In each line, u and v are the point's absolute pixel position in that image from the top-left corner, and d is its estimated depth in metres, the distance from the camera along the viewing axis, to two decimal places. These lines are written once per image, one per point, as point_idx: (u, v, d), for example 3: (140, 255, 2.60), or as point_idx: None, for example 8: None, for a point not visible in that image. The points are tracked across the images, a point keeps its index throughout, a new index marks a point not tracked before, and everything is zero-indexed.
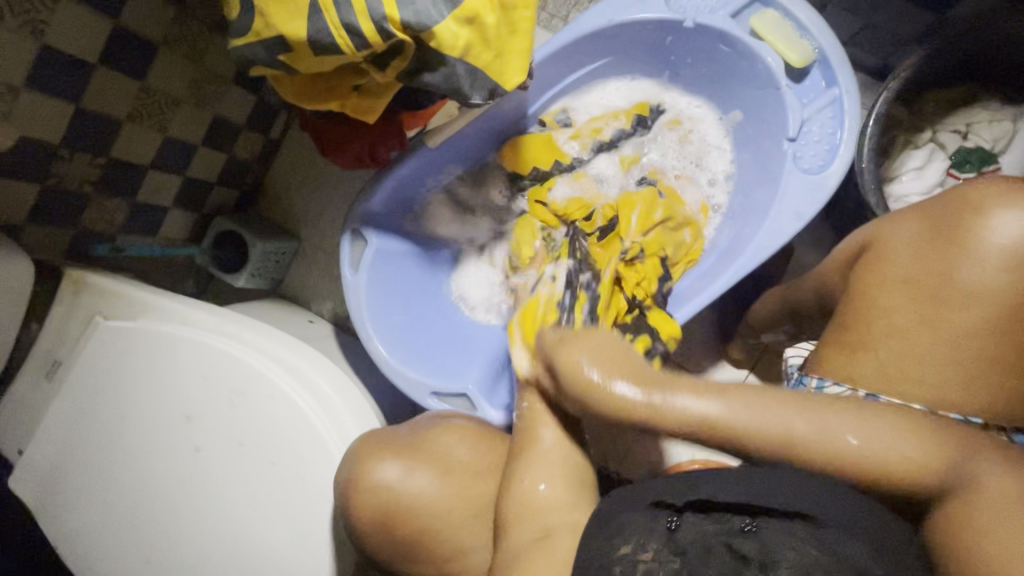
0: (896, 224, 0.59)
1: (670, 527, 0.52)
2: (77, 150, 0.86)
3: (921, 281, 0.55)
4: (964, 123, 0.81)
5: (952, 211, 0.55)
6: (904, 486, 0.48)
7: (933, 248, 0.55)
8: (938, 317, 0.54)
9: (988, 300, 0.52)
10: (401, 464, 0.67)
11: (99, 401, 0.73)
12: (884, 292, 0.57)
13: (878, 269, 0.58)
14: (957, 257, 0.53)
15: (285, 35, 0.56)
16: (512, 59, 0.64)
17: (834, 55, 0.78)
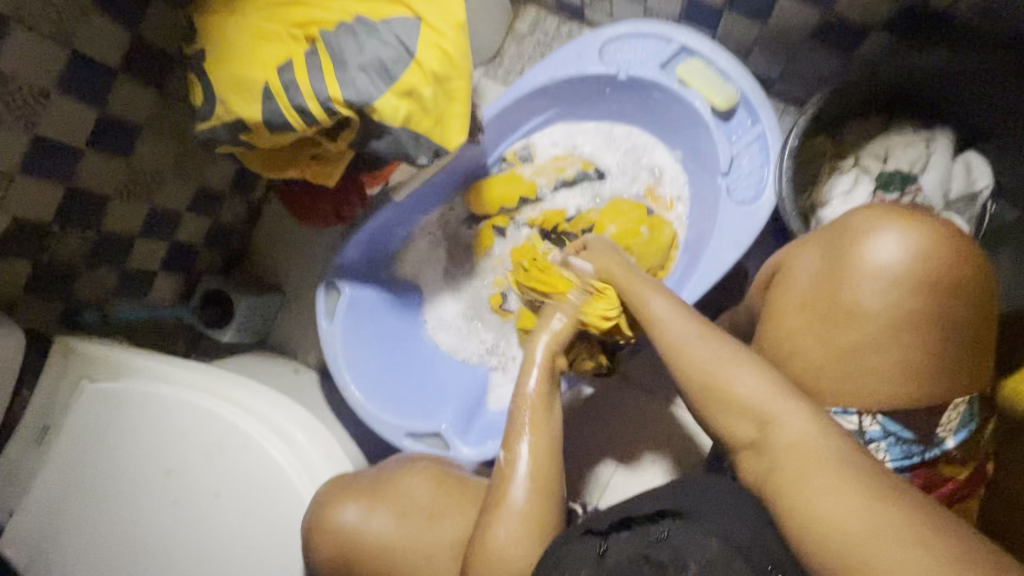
0: (799, 252, 0.63)
1: (600, 552, 0.56)
2: (69, 226, 0.92)
3: (819, 302, 0.59)
4: (883, 148, 0.87)
5: (843, 237, 0.59)
6: (800, 467, 0.52)
7: (826, 274, 0.59)
8: (837, 337, 0.57)
9: (873, 319, 0.56)
10: (360, 506, 0.70)
11: (85, 460, 0.77)
12: (788, 316, 0.61)
13: (786, 291, 0.62)
14: (844, 280, 0.58)
15: (244, 118, 0.64)
16: (452, 122, 0.71)
17: (754, 96, 0.85)
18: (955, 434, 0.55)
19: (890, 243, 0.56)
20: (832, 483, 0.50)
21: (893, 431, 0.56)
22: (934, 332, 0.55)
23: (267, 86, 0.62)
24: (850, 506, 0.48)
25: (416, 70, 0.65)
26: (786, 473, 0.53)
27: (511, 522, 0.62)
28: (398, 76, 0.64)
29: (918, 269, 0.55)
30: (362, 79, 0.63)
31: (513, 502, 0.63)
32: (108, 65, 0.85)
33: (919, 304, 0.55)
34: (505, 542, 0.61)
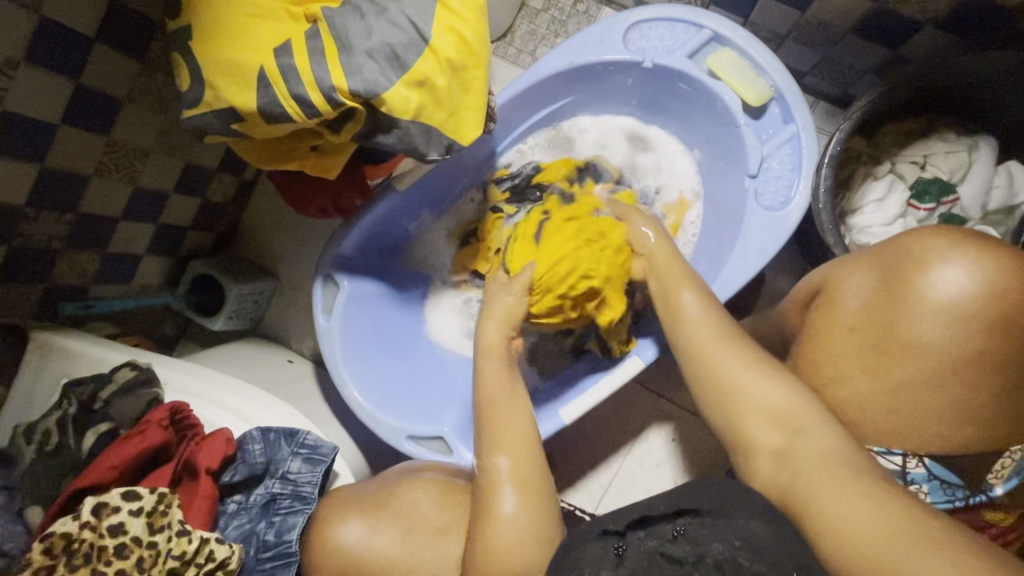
0: (853, 272, 0.61)
1: (617, 554, 0.50)
2: (44, 208, 0.85)
3: (871, 330, 0.57)
4: (921, 154, 0.82)
5: (902, 261, 0.57)
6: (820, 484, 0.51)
7: (882, 301, 0.57)
8: (885, 367, 0.56)
9: (923, 350, 0.55)
10: (364, 522, 0.64)
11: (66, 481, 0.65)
12: (833, 339, 0.60)
13: (833, 315, 0.60)
14: (902, 310, 0.56)
15: (236, 107, 0.57)
16: (466, 116, 0.64)
17: (790, 93, 0.79)
18: (1004, 481, 0.55)
19: (957, 273, 0.54)
20: (848, 483, 0.51)
21: (936, 474, 0.56)
22: (970, 372, 0.54)
23: (262, 72, 0.55)
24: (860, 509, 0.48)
25: (430, 57, 0.58)
26: (805, 475, 0.53)
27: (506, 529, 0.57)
28: (411, 65, 0.57)
29: (974, 302, 0.53)
30: (369, 67, 0.56)
31: (503, 514, 0.59)
32: (81, 32, 0.77)
33: (985, 341, 0.53)
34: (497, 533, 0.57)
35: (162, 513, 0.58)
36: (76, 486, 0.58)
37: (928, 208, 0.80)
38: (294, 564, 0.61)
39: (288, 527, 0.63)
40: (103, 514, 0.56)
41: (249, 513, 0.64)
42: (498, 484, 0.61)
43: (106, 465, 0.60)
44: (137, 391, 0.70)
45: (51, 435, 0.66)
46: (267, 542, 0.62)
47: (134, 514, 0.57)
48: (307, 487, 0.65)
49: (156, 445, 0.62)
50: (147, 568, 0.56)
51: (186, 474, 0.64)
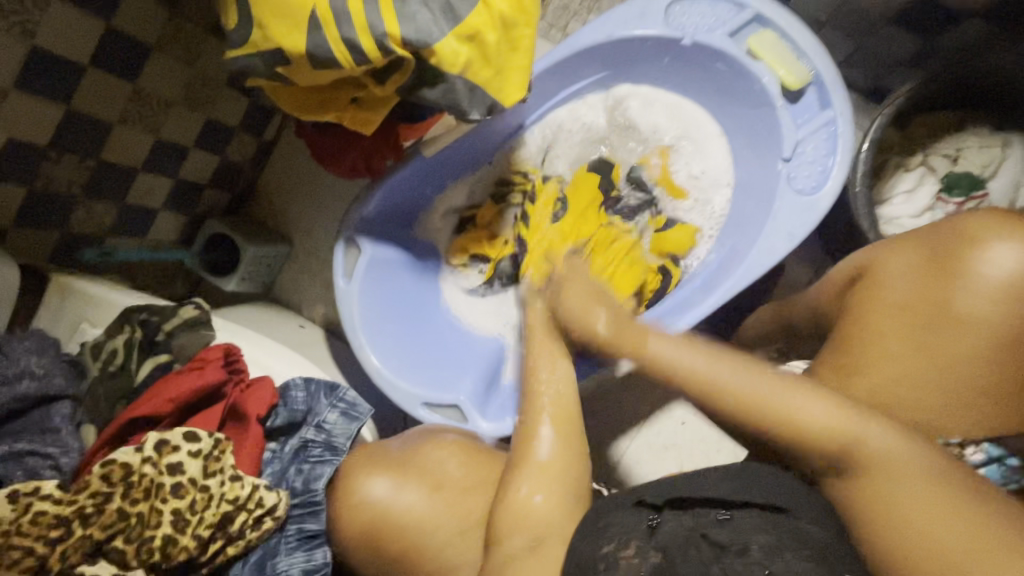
0: (896, 252, 0.60)
1: (651, 526, 0.53)
2: (66, 151, 0.84)
3: (918, 308, 0.56)
4: (954, 147, 0.82)
5: (953, 240, 0.56)
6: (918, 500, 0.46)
7: (931, 280, 0.56)
8: (933, 344, 0.55)
9: (978, 327, 0.53)
10: (391, 478, 0.62)
11: (122, 404, 0.61)
12: (880, 317, 0.58)
13: (877, 295, 0.59)
14: (953, 286, 0.54)
15: (283, 49, 0.56)
16: (512, 77, 0.63)
17: (830, 78, 0.79)
18: None
19: (1011, 253, 0.53)
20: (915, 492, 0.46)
21: (995, 458, 0.52)
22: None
23: (313, 14, 0.54)
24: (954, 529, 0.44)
25: (482, 11, 0.57)
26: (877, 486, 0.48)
27: (540, 481, 0.56)
28: (463, 17, 0.57)
29: None
30: (422, 15, 0.55)
31: (539, 455, 0.57)
32: None
33: None
34: (531, 499, 0.55)
35: (216, 459, 0.54)
36: (134, 412, 0.56)
37: (956, 203, 0.81)
38: (321, 512, 0.60)
39: (315, 476, 0.61)
40: (163, 450, 0.52)
41: (281, 460, 0.63)
42: (535, 426, 0.59)
43: (164, 396, 0.56)
44: (195, 330, 0.65)
45: (117, 355, 0.62)
46: (295, 489, 0.61)
47: (192, 454, 0.52)
48: (341, 438, 0.64)
49: (212, 385, 0.58)
50: (198, 510, 0.51)
51: (232, 417, 0.60)
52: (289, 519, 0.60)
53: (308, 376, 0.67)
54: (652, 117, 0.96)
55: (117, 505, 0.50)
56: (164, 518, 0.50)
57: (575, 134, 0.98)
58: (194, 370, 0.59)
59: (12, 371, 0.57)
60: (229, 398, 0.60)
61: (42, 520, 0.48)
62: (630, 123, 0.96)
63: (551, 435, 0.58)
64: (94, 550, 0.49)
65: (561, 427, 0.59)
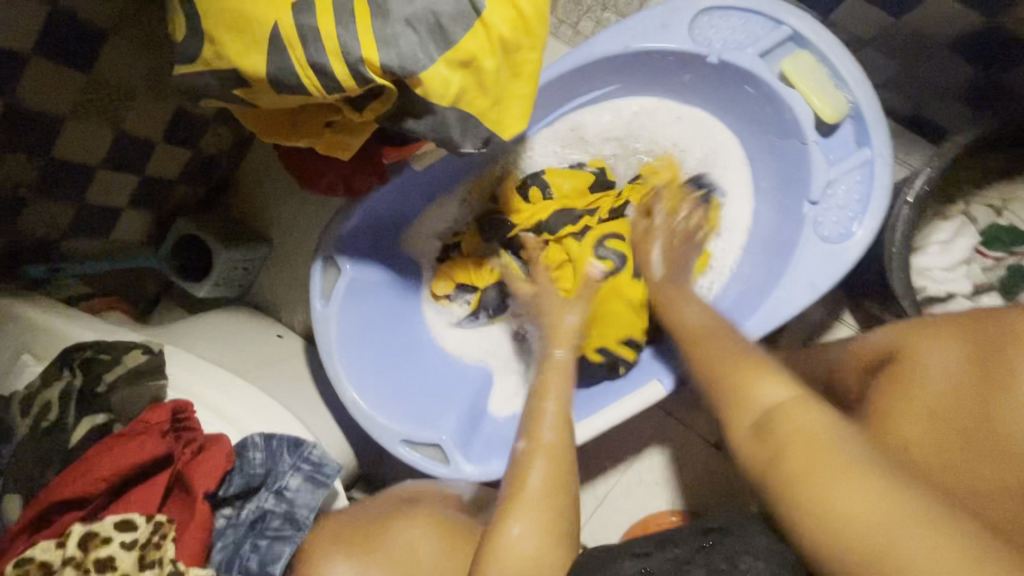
0: (937, 340, 0.51)
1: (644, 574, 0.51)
2: (11, 148, 0.75)
3: (956, 416, 0.46)
4: (1001, 197, 0.74)
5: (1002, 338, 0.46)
6: (801, 468, 0.44)
7: (975, 385, 0.46)
8: (973, 462, 0.44)
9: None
10: (354, 563, 0.54)
11: (56, 467, 0.54)
12: (907, 420, 0.48)
13: (911, 389, 0.50)
14: (1005, 397, 0.43)
15: (240, 69, 0.47)
16: (512, 106, 0.55)
17: (870, 113, 0.70)
18: None
19: None
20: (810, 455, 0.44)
21: None
22: None
23: (275, 31, 0.45)
24: (866, 497, 0.40)
25: (480, 33, 0.48)
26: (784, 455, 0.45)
27: (532, 526, 0.54)
28: (458, 40, 0.48)
29: None
30: (407, 38, 0.46)
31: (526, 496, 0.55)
32: None
33: None
34: (524, 541, 0.53)
35: (155, 546, 0.48)
36: (54, 497, 0.48)
37: (996, 258, 0.74)
38: None
39: (272, 558, 0.53)
40: (91, 544, 0.46)
41: (235, 532, 0.55)
42: (531, 463, 0.59)
43: (96, 474, 0.49)
44: (139, 381, 0.58)
45: (50, 410, 0.55)
46: (249, 570, 0.53)
47: (125, 544, 0.46)
48: (303, 510, 0.56)
49: (153, 458, 0.51)
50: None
51: (179, 487, 0.53)
52: None
53: (270, 434, 0.60)
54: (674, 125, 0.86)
55: None
56: None
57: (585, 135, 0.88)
58: (134, 440, 0.51)
59: None
60: (175, 466, 0.53)
61: None
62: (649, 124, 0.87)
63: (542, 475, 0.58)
64: None
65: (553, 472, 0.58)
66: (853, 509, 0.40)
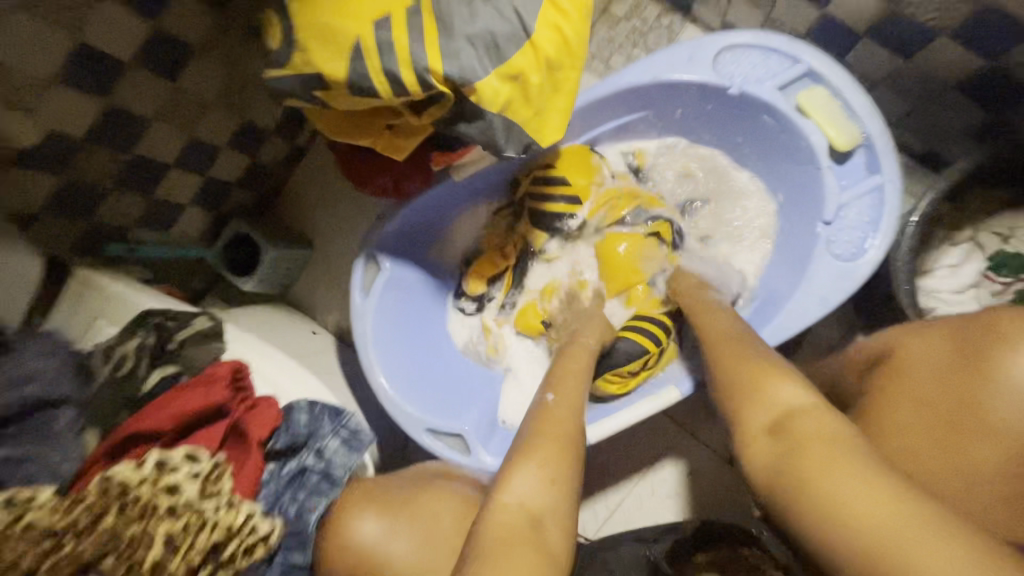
0: (923, 338, 0.58)
1: None
2: (101, 144, 0.84)
3: (941, 410, 0.53)
4: (1008, 226, 0.78)
5: (980, 332, 0.53)
6: (823, 457, 0.46)
7: (964, 373, 0.52)
8: (955, 442, 0.51)
9: (1008, 433, 0.49)
10: (384, 519, 0.59)
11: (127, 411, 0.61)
12: (902, 410, 0.55)
13: (903, 383, 0.56)
14: (984, 384, 0.51)
15: (322, 74, 0.55)
16: (551, 117, 0.62)
17: (881, 143, 0.76)
18: None
19: None
20: (834, 456, 0.46)
21: None
22: None
23: (357, 43, 0.54)
24: (868, 495, 0.42)
25: (528, 52, 0.56)
26: (820, 473, 0.45)
27: (534, 470, 0.57)
28: (508, 57, 0.55)
29: None
30: (467, 53, 0.54)
31: (517, 481, 0.55)
32: None
33: None
34: (521, 488, 0.55)
35: (215, 480, 0.54)
36: (135, 426, 0.55)
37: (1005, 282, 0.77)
38: (309, 546, 0.58)
39: (309, 507, 0.59)
40: (165, 468, 0.52)
41: (276, 484, 0.61)
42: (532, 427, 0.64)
43: (170, 412, 0.56)
44: (206, 341, 0.65)
45: (128, 360, 0.62)
46: (288, 519, 0.59)
47: (191, 475, 0.53)
48: (340, 470, 0.62)
49: (216, 405, 0.58)
50: (190, 535, 0.50)
51: (234, 434, 0.59)
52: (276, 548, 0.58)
53: (312, 401, 0.66)
54: (694, 151, 0.93)
55: (110, 522, 0.48)
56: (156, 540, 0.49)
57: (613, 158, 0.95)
58: (199, 388, 0.59)
59: (20, 373, 0.52)
60: (233, 415, 0.59)
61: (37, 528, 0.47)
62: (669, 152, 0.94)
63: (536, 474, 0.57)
64: None
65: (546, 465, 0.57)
66: (872, 508, 0.41)
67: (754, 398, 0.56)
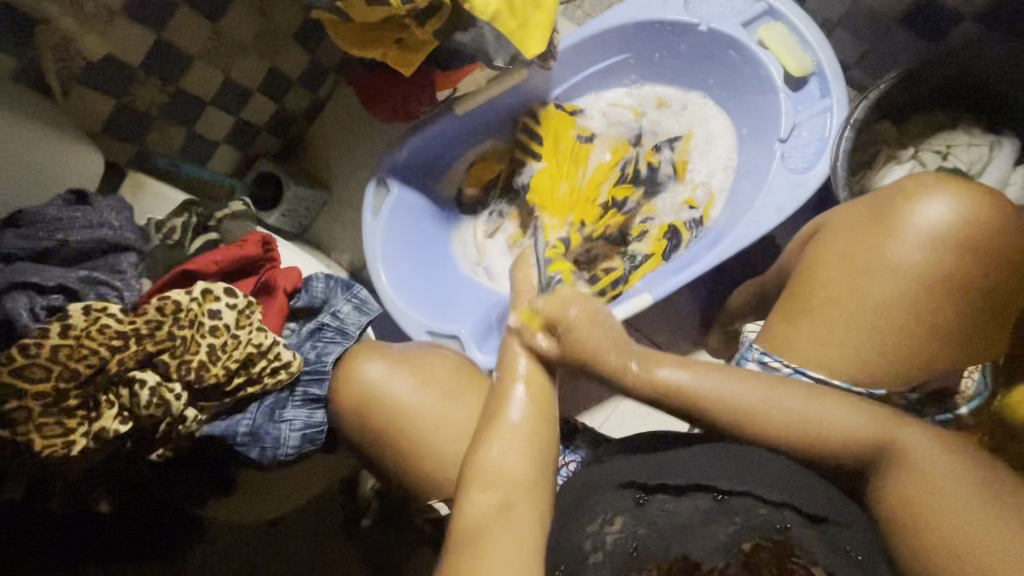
0: (846, 212, 0.69)
1: (638, 501, 0.57)
2: (152, 75, 0.95)
3: (858, 255, 0.64)
4: (945, 145, 0.87)
5: (895, 197, 0.65)
6: (929, 484, 0.52)
7: (873, 229, 0.65)
8: (872, 283, 0.63)
9: (906, 269, 0.62)
10: (387, 363, 0.70)
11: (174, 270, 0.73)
12: (827, 265, 0.66)
13: (827, 243, 0.68)
14: (888, 234, 0.63)
15: None
16: (535, 31, 0.74)
17: (830, 68, 0.86)
18: (968, 402, 0.65)
19: (939, 207, 0.62)
20: (952, 490, 0.51)
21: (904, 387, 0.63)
22: (953, 292, 0.61)
23: None
24: (973, 520, 0.49)
25: None
26: (920, 487, 0.52)
27: (513, 444, 0.56)
28: None
29: (953, 231, 0.61)
30: None
31: (503, 440, 0.56)
32: None
33: (953, 261, 0.61)
34: (502, 459, 0.55)
35: (248, 313, 0.64)
36: (183, 267, 0.66)
37: None
38: (326, 380, 0.68)
39: (327, 350, 0.70)
40: (207, 296, 0.62)
41: (298, 335, 0.72)
42: (507, 389, 0.60)
43: (212, 258, 0.67)
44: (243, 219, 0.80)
45: (175, 231, 0.73)
46: (308, 359, 0.70)
47: (229, 305, 0.62)
48: (353, 326, 0.73)
49: (251, 258, 0.70)
50: (229, 348, 0.61)
51: (262, 290, 0.71)
52: (298, 382, 0.68)
53: (327, 274, 0.77)
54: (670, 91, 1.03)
55: (166, 329, 0.60)
56: (201, 346, 0.60)
57: (594, 101, 1.06)
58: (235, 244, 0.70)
59: (93, 219, 0.63)
60: (262, 275, 0.71)
61: (108, 332, 0.57)
62: (645, 93, 1.04)
63: (523, 395, 0.60)
64: (144, 361, 0.59)
65: (514, 443, 0.56)
66: (959, 522, 0.49)
67: (719, 405, 0.58)
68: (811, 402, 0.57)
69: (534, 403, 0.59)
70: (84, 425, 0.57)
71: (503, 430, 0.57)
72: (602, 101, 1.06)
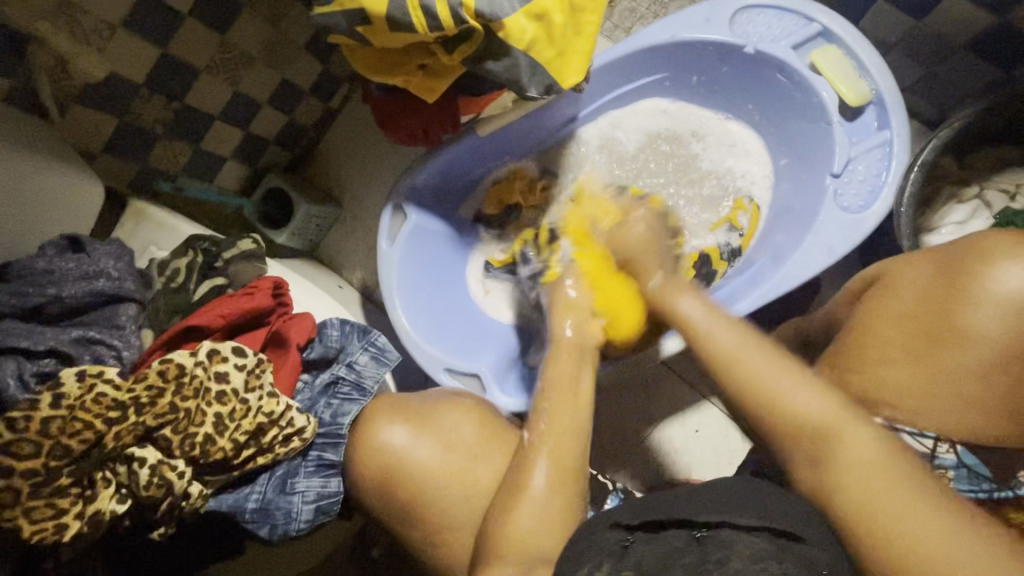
0: (913, 264, 0.63)
1: (623, 545, 0.50)
2: (155, 91, 0.88)
3: (926, 321, 0.60)
4: (1013, 184, 0.81)
5: (970, 256, 0.59)
6: (914, 519, 0.48)
7: (944, 290, 0.59)
8: (934, 355, 0.59)
9: (985, 342, 0.57)
10: (408, 428, 0.63)
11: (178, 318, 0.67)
12: (886, 325, 0.63)
13: (892, 298, 0.63)
14: (966, 301, 0.58)
15: (367, 8, 0.60)
16: (572, 60, 0.67)
17: (891, 99, 0.79)
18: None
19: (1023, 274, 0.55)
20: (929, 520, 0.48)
21: (966, 463, 0.60)
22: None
23: None
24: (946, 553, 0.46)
25: None
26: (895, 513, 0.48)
27: (538, 516, 0.56)
28: None
29: None
30: None
31: (533, 488, 0.57)
32: None
33: None
34: (527, 531, 0.56)
35: (257, 375, 0.58)
36: (186, 321, 0.60)
37: None
38: (342, 444, 0.63)
39: (342, 411, 0.64)
40: (214, 358, 0.57)
41: (311, 391, 0.66)
42: (533, 457, 0.59)
43: (217, 311, 0.62)
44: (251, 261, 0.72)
45: (178, 275, 0.68)
46: (322, 419, 0.64)
47: (237, 367, 0.57)
48: (369, 380, 0.67)
49: (262, 309, 0.64)
50: (237, 417, 0.56)
51: (274, 342, 0.66)
52: (312, 445, 0.63)
53: (344, 319, 0.71)
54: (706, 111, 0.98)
55: (169, 400, 0.54)
56: (207, 418, 0.54)
57: (624, 121, 0.98)
58: (245, 293, 0.65)
59: (87, 269, 0.58)
60: (273, 325, 0.66)
61: (103, 401, 0.52)
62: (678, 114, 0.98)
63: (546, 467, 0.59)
64: (143, 435, 0.54)
65: (537, 525, 0.56)
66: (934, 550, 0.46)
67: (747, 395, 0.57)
68: (816, 398, 0.55)
69: (557, 461, 0.59)
70: (79, 504, 0.51)
71: (530, 501, 0.57)
72: (629, 123, 0.99)
